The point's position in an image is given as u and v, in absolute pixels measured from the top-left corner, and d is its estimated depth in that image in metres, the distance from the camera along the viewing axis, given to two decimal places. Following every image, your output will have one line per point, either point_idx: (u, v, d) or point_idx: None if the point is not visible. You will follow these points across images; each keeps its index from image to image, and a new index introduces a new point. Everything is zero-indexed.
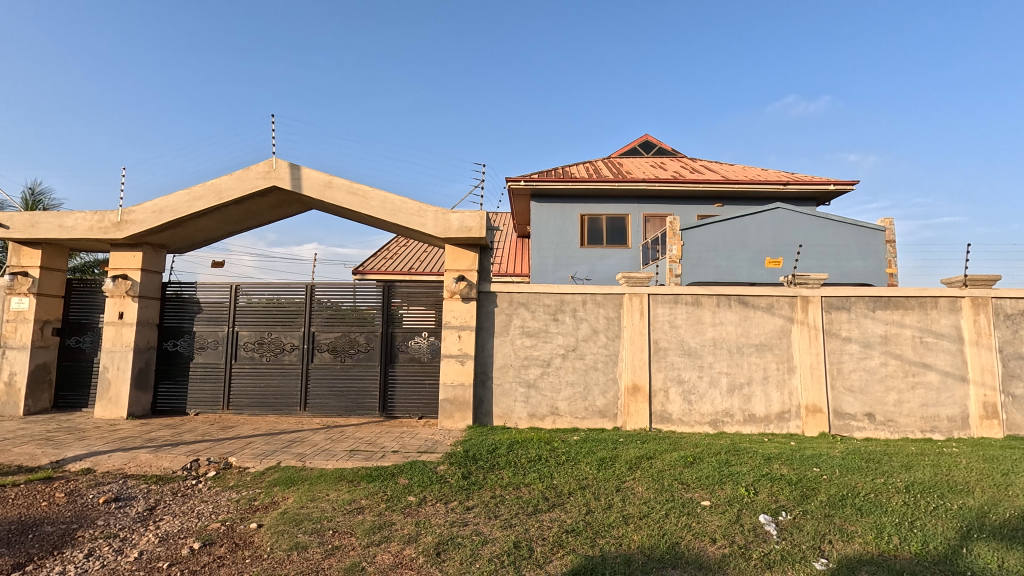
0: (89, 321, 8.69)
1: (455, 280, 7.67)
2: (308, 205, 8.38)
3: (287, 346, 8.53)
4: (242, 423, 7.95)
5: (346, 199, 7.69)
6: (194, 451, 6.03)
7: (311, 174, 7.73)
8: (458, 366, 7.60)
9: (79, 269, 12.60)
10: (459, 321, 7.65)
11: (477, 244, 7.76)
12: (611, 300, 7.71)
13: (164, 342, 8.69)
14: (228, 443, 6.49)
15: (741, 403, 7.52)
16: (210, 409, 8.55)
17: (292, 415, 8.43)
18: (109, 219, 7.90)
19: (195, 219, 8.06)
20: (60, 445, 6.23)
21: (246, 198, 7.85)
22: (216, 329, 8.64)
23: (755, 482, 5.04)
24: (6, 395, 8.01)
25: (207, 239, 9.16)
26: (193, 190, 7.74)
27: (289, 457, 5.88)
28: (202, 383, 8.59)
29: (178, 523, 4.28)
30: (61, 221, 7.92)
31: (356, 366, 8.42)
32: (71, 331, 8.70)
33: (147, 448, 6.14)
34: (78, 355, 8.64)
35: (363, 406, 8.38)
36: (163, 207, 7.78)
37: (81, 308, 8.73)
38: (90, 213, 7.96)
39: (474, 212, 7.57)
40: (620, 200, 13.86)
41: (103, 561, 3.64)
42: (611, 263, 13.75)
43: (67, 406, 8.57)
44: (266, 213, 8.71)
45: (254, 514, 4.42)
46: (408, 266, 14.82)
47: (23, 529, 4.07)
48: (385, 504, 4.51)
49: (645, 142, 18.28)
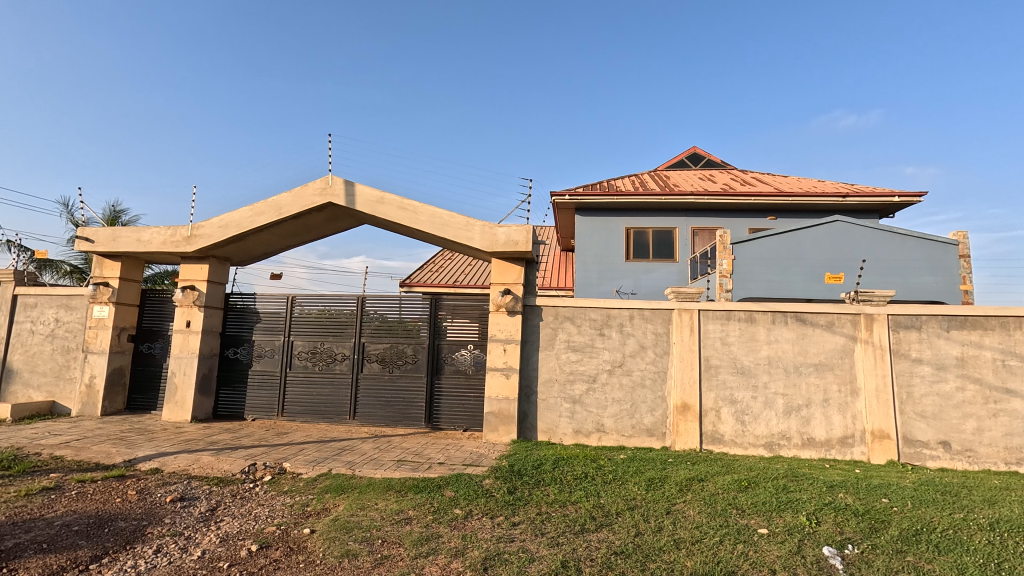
0: (160, 329, 9.28)
1: (501, 294, 7.73)
2: (360, 220, 8.70)
3: (339, 355, 8.81)
4: (295, 429, 8.23)
5: (397, 214, 7.92)
6: (252, 456, 6.30)
7: (364, 190, 8.00)
8: (503, 379, 7.61)
9: (152, 280, 13.61)
10: (505, 334, 7.68)
11: (523, 258, 7.80)
12: (659, 316, 7.54)
13: (225, 350, 9.15)
14: (283, 449, 6.74)
15: (800, 426, 7.14)
16: (266, 414, 8.91)
17: (341, 423, 8.67)
18: (181, 233, 8.46)
19: (256, 233, 8.50)
20: (133, 445, 6.65)
21: (303, 214, 8.23)
22: (273, 338, 9.04)
23: (816, 511, 4.76)
24: (86, 396, 8.66)
25: (266, 252, 9.65)
26: (255, 206, 8.19)
27: (340, 464, 6.05)
28: (260, 390, 8.98)
29: (237, 524, 4.47)
30: (139, 235, 8.56)
31: (403, 377, 8.59)
32: (144, 338, 9.31)
33: (210, 451, 6.46)
34: (149, 360, 9.23)
35: (409, 417, 8.51)
36: (228, 223, 8.26)
37: (154, 317, 9.35)
38: (164, 228, 8.54)
39: (521, 226, 7.63)
40: (667, 213, 13.62)
41: (169, 557, 3.83)
42: (657, 277, 13.48)
43: (138, 407, 9.16)
44: (322, 228, 9.08)
45: (308, 520, 4.55)
46: (453, 279, 15.05)
47: (101, 522, 4.36)
48: (432, 516, 4.54)
49: (693, 154, 17.96)
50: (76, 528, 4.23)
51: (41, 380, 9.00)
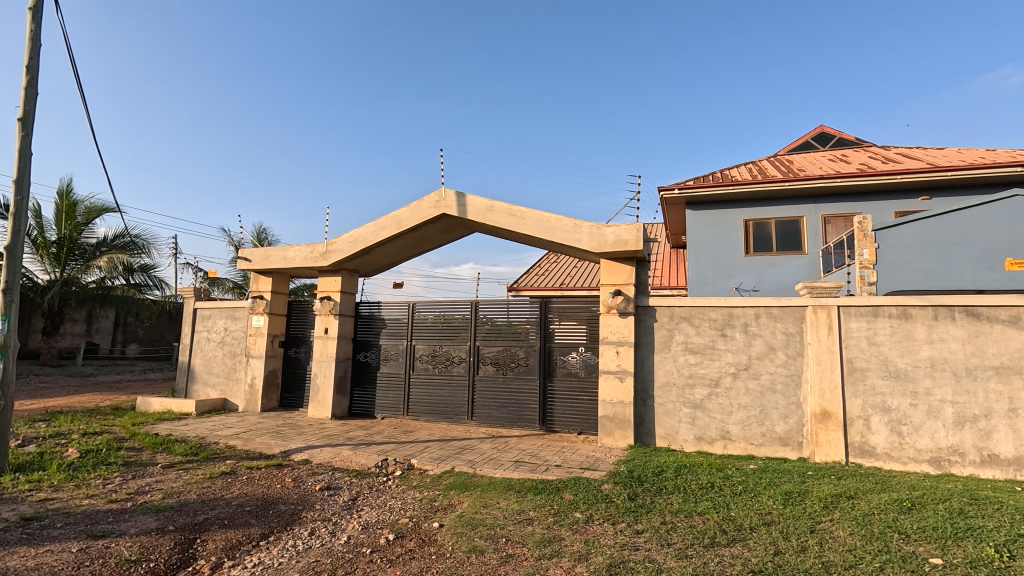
0: (304, 335, 10.46)
1: (612, 295, 7.58)
2: (472, 229, 9.06)
3: (456, 358, 9.24)
4: (420, 428, 8.78)
5: (505, 220, 8.13)
6: (384, 451, 6.84)
7: (474, 200, 8.33)
8: (617, 383, 7.44)
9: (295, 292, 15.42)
10: (617, 336, 7.51)
11: (633, 258, 7.58)
12: (790, 314, 6.88)
13: (357, 354, 10.05)
14: (410, 446, 7.23)
15: (977, 440, 6.06)
16: (394, 413, 9.61)
17: (460, 423, 9.08)
18: (318, 250, 9.47)
19: (380, 246, 9.24)
20: (287, 438, 7.55)
21: (420, 226, 8.78)
22: (398, 342, 9.74)
23: (1008, 543, 3.98)
24: (249, 395, 10.03)
25: (389, 264, 10.44)
26: (379, 222, 8.91)
27: (461, 463, 6.33)
28: (387, 390, 9.72)
29: (376, 514, 4.87)
30: (285, 253, 9.74)
31: (516, 380, 8.77)
32: (292, 344, 10.56)
33: (348, 445, 7.12)
34: (296, 363, 10.45)
35: (523, 419, 8.67)
36: (357, 238, 9.08)
37: (298, 325, 10.57)
38: (305, 246, 9.63)
39: (631, 225, 7.42)
40: (793, 201, 12.40)
41: (322, 540, 4.29)
42: (783, 272, 12.31)
43: (289, 405, 10.40)
44: (436, 238, 9.62)
45: (436, 514, 4.82)
46: (559, 282, 15.08)
47: (266, 505, 5.01)
48: (553, 519, 4.56)
49: (820, 134, 16.19)
50: (248, 508, 4.90)
51: (216, 380, 10.60)
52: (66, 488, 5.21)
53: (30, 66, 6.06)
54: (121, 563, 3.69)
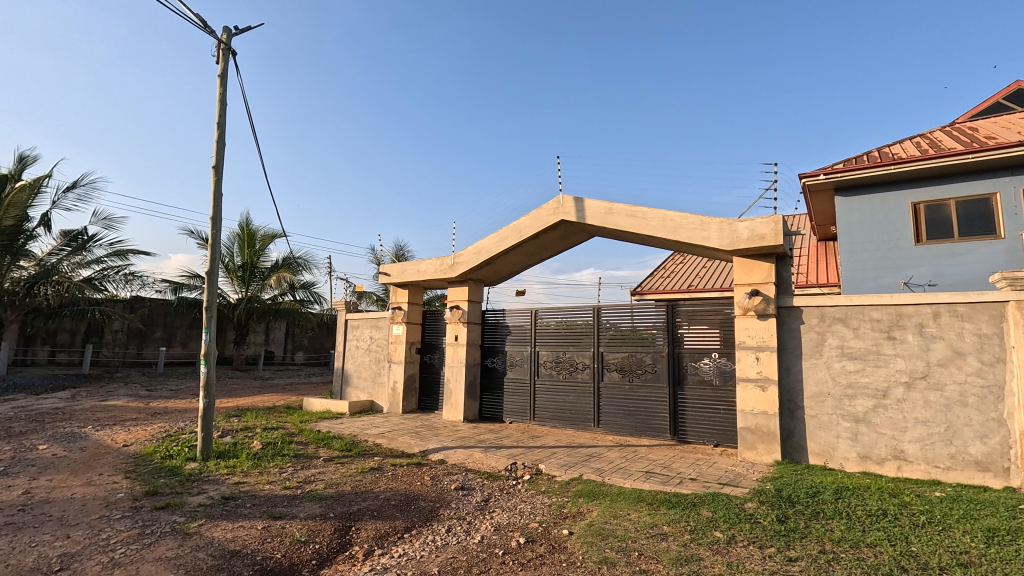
0: (437, 342, 11.20)
1: (749, 295, 6.94)
2: (591, 233, 8.97)
3: (580, 364, 9.18)
4: (547, 434, 8.85)
5: (626, 222, 7.91)
6: (513, 456, 7.01)
7: (593, 204, 8.24)
8: (758, 392, 6.79)
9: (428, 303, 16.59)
10: (756, 341, 6.86)
11: (772, 253, 6.88)
12: (983, 312, 5.70)
13: (485, 360, 10.46)
14: (538, 451, 7.31)
15: None
16: (521, 418, 9.82)
17: (587, 430, 8.97)
18: (447, 262, 10.09)
19: (503, 256, 9.55)
20: (425, 439, 8.12)
21: (540, 233, 8.92)
22: (523, 348, 9.96)
23: None
24: (392, 397, 10.98)
25: (512, 272, 10.75)
26: (501, 232, 9.25)
27: (589, 471, 6.24)
28: (514, 396, 9.97)
29: (506, 516, 4.99)
30: (419, 266, 10.55)
31: (644, 387, 8.44)
32: (427, 350, 11.35)
33: (480, 448, 7.43)
34: (431, 368, 11.21)
35: (652, 428, 8.30)
36: (481, 249, 9.51)
37: (432, 333, 11.34)
38: (435, 259, 10.32)
39: (768, 218, 6.76)
40: (979, 176, 10.39)
41: (458, 537, 4.50)
42: (970, 261, 10.24)
43: (426, 408, 11.17)
44: (557, 244, 9.68)
45: (565, 521, 4.80)
46: (687, 283, 14.25)
47: (409, 500, 5.41)
48: (689, 536, 4.27)
49: (1016, 92, 13.27)
50: (393, 502, 5.33)
51: (364, 383, 11.78)
52: (252, 474, 6.15)
53: (219, 123, 7.37)
54: (293, 542, 4.25)
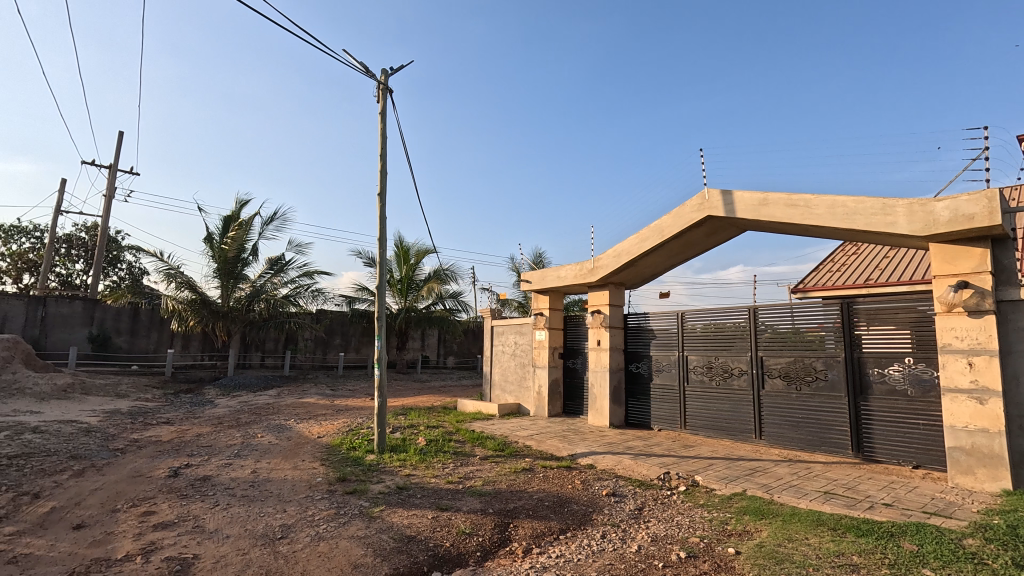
0: (580, 347, 11.25)
1: (954, 288, 5.78)
2: (742, 228, 8.28)
3: (736, 370, 8.47)
4: (701, 443, 8.33)
5: (785, 213, 7.14)
6: (665, 465, 6.74)
7: (744, 196, 7.59)
8: (974, 406, 5.60)
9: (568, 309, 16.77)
10: (967, 343, 5.68)
11: (986, 236, 5.66)
12: None
13: (629, 365, 10.21)
14: (693, 462, 6.92)
15: None
16: (671, 426, 9.37)
17: (747, 442, 8.24)
18: (586, 267, 10.11)
19: (644, 258, 9.27)
20: (573, 443, 8.19)
21: (684, 232, 8.48)
22: (670, 353, 9.52)
23: None
24: (538, 401, 11.29)
25: (654, 274, 10.37)
26: (641, 233, 9.00)
27: (754, 486, 5.73)
28: (663, 403, 9.56)
29: (663, 528, 4.81)
30: (558, 273, 10.74)
31: (816, 397, 7.50)
32: (569, 355, 11.46)
33: (629, 455, 7.27)
34: (574, 373, 11.30)
35: (828, 442, 7.33)
36: (620, 252, 9.36)
37: (574, 338, 11.42)
38: (574, 265, 10.40)
39: (977, 194, 5.58)
40: None
41: (613, 544, 4.45)
42: None
43: (571, 412, 11.27)
44: (703, 242, 9.11)
45: (730, 539, 4.46)
46: (864, 277, 12.35)
47: (562, 503, 5.49)
48: (888, 571, 3.67)
49: None
50: (547, 503, 5.46)
51: (511, 387, 12.27)
52: (420, 468, 6.79)
53: (381, 154, 8.36)
54: (460, 533, 4.60)
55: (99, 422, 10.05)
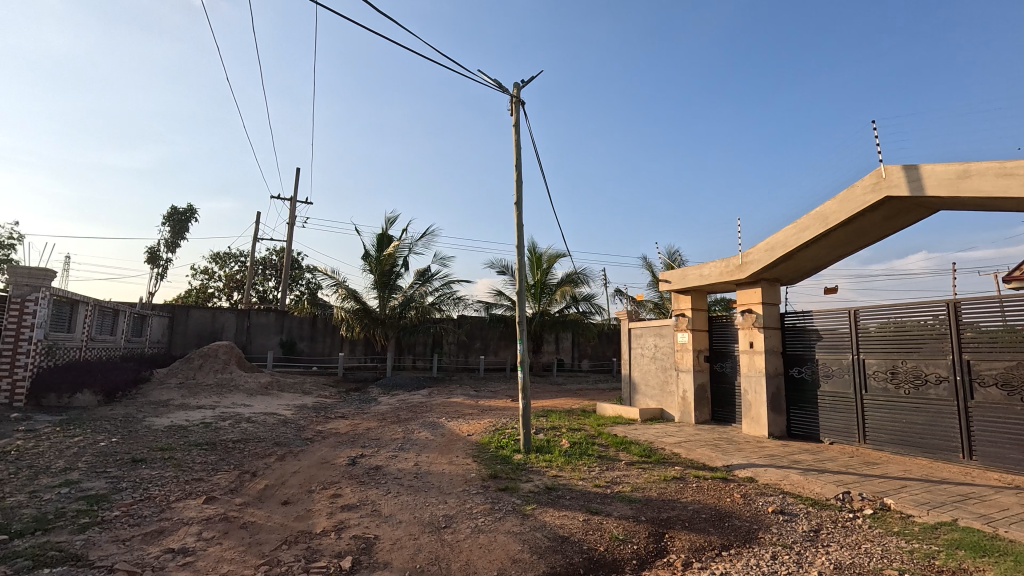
0: (729, 350, 10.45)
1: None
2: (934, 207, 7.00)
3: (932, 377, 7.16)
4: (887, 461, 7.18)
5: (997, 185, 5.85)
6: (844, 483, 5.94)
7: (935, 169, 6.40)
8: None
9: None
10: None
11: None
12: None
13: (789, 369, 9.21)
14: (879, 482, 5.99)
15: None
16: (846, 440, 8.22)
17: (952, 462, 6.91)
18: (734, 263, 9.37)
19: (804, 249, 8.31)
20: (727, 453, 7.62)
21: (854, 217, 7.43)
22: (841, 356, 8.37)
23: None
24: (683, 406, 10.71)
25: (816, 267, 9.25)
26: (799, 222, 8.10)
27: (969, 517, 4.77)
28: (834, 412, 8.44)
29: (848, 555, 4.24)
30: (701, 270, 10.12)
31: None
32: (717, 358, 10.71)
33: (797, 470, 6.55)
34: (723, 378, 10.53)
35: None
36: (775, 244, 8.51)
37: (722, 340, 10.64)
38: (720, 261, 9.71)
39: None
40: None
41: (787, 568, 4.03)
42: None
43: (722, 420, 10.51)
44: (880, 227, 7.89)
45: None
46: None
47: (721, 516, 5.13)
48: None
49: None
50: (705, 516, 5.14)
51: (652, 391, 11.83)
52: (566, 470, 6.87)
53: (517, 164, 8.67)
54: (613, 539, 4.54)
55: (292, 415, 11.88)
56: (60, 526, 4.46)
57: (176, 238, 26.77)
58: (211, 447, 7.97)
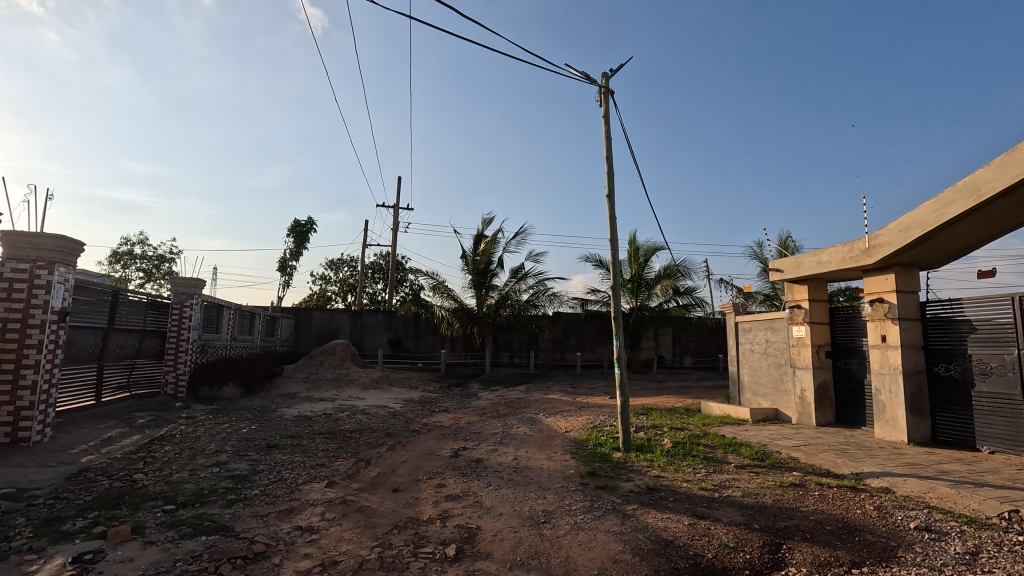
0: (856, 345, 9.38)
1: None
2: None
3: None
4: None
5: None
6: (1010, 501, 5.05)
7: None
8: None
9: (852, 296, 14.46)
10: None
11: None
12: None
13: (934, 366, 8.03)
14: None
15: None
16: (1011, 449, 6.98)
17: None
18: (859, 247, 8.36)
19: (949, 228, 7.19)
20: (857, 460, 6.82)
21: (1016, 186, 6.29)
22: (1002, 352, 7.13)
23: None
24: (801, 407, 9.78)
25: (965, 247, 7.98)
26: (942, 197, 7.03)
27: None
28: (994, 417, 7.21)
29: None
30: (819, 257, 9.16)
31: None
32: (841, 354, 9.65)
33: (946, 483, 5.69)
34: (850, 376, 9.46)
35: None
36: (910, 224, 7.46)
37: (847, 333, 9.57)
38: (842, 246, 8.71)
39: None
40: None
41: None
42: None
43: (848, 422, 9.45)
44: None
45: None
46: None
47: (850, 529, 4.60)
48: None
49: None
50: (830, 528, 4.64)
51: (765, 390, 10.93)
52: (669, 471, 6.57)
53: (607, 155, 8.46)
54: (722, 546, 4.26)
55: (400, 408, 12.66)
56: (212, 500, 5.15)
57: (298, 247, 29.75)
58: (331, 436, 8.75)
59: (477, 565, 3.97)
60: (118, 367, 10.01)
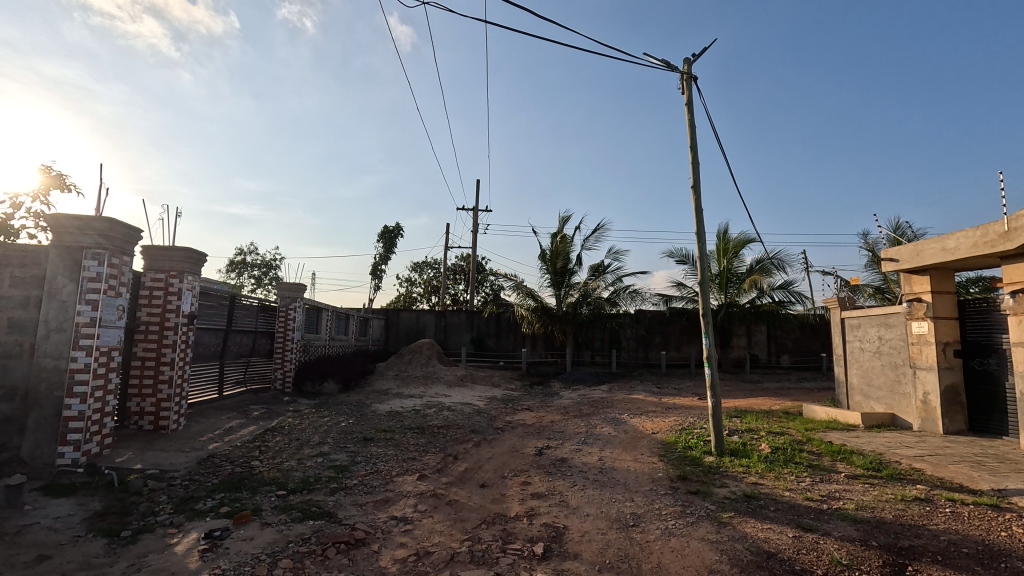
0: (994, 343, 8.21)
1: None
2: None
3: None
4: None
5: None
6: None
7: None
8: None
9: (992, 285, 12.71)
10: None
11: None
12: None
13: None
14: None
15: None
16: None
17: None
18: (995, 231, 7.30)
19: None
20: (998, 475, 5.96)
21: None
22: None
23: None
24: (925, 412, 8.70)
25: None
26: None
27: None
28: None
29: None
30: (944, 244, 8.12)
31: None
32: (975, 353, 8.50)
33: None
34: (987, 378, 8.29)
35: None
36: None
37: (982, 329, 8.41)
38: (973, 230, 7.67)
39: None
40: None
41: None
42: None
43: (986, 430, 8.27)
44: None
45: None
46: None
47: (993, 554, 4.02)
48: None
49: None
50: (967, 551, 4.08)
51: (879, 393, 9.86)
52: (768, 478, 6.13)
53: (692, 144, 8.08)
54: (834, 562, 3.90)
55: (485, 406, 12.94)
56: (318, 488, 5.58)
57: (387, 252, 31.42)
58: (421, 431, 9.14)
59: (565, 564, 3.95)
60: (236, 364, 11.16)
